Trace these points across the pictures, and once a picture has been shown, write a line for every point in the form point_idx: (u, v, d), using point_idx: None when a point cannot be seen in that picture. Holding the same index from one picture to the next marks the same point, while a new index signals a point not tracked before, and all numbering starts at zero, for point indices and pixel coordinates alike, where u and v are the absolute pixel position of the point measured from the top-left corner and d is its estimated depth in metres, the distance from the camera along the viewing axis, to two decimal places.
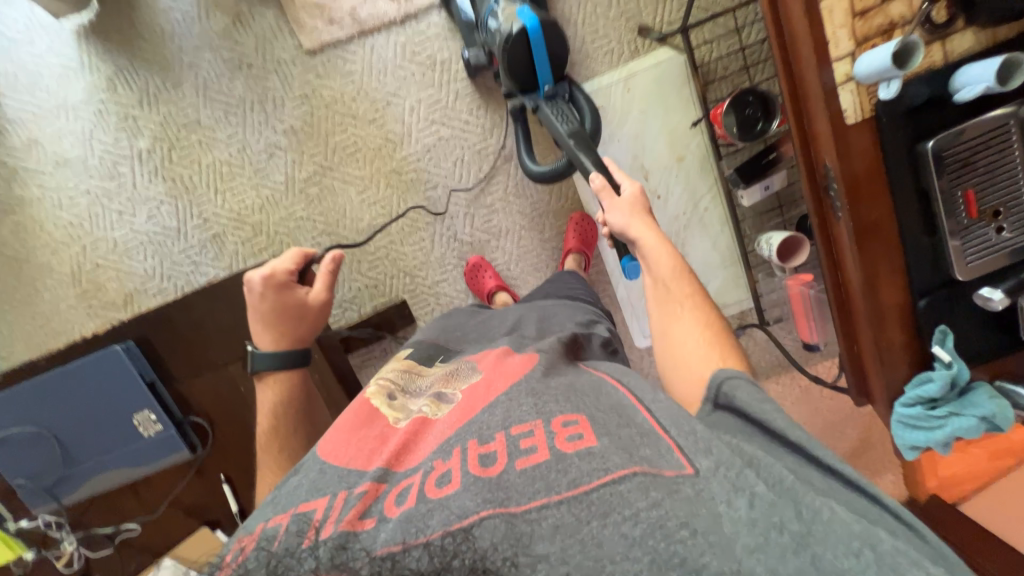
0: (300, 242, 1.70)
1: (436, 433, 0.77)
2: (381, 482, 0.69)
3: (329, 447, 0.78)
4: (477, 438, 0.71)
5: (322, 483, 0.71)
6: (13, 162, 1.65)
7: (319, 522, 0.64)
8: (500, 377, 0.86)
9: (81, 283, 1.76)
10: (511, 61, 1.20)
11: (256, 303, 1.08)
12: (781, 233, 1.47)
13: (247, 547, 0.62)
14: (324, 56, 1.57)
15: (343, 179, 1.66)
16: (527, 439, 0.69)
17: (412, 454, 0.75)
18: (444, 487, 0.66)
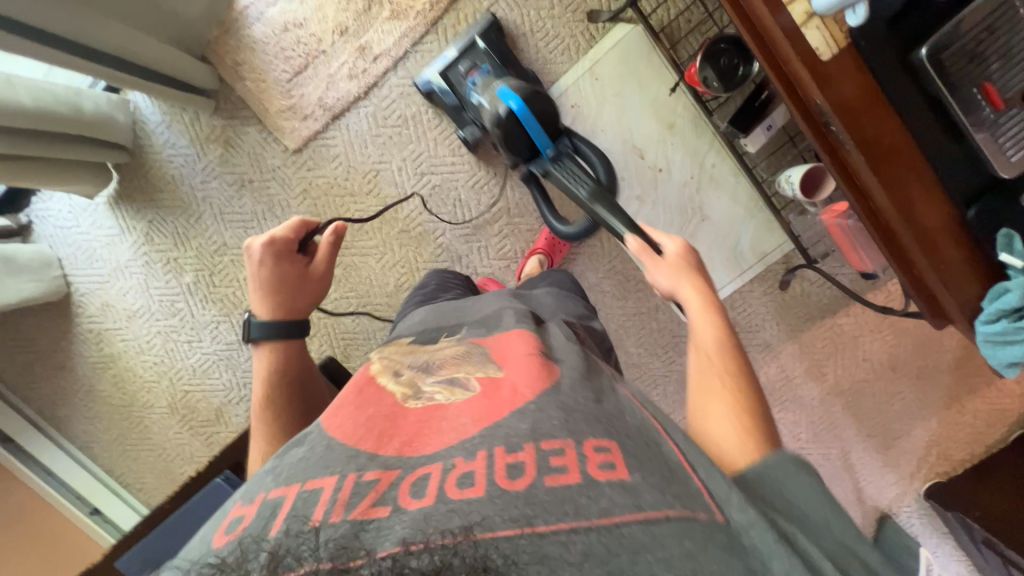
0: (342, 320, 1.81)
1: (450, 419, 0.76)
2: (392, 469, 0.68)
3: (335, 421, 0.80)
4: (505, 444, 0.68)
5: (328, 459, 0.70)
6: (96, 327, 1.89)
7: (324, 502, 0.62)
8: (527, 364, 0.87)
9: (179, 410, 1.98)
10: (509, 140, 1.24)
11: (257, 268, 1.16)
12: (799, 167, 1.38)
13: (246, 517, 0.62)
14: (309, 150, 1.66)
15: (361, 253, 1.75)
16: (556, 456, 0.67)
17: (425, 440, 0.73)
18: (466, 491, 0.62)
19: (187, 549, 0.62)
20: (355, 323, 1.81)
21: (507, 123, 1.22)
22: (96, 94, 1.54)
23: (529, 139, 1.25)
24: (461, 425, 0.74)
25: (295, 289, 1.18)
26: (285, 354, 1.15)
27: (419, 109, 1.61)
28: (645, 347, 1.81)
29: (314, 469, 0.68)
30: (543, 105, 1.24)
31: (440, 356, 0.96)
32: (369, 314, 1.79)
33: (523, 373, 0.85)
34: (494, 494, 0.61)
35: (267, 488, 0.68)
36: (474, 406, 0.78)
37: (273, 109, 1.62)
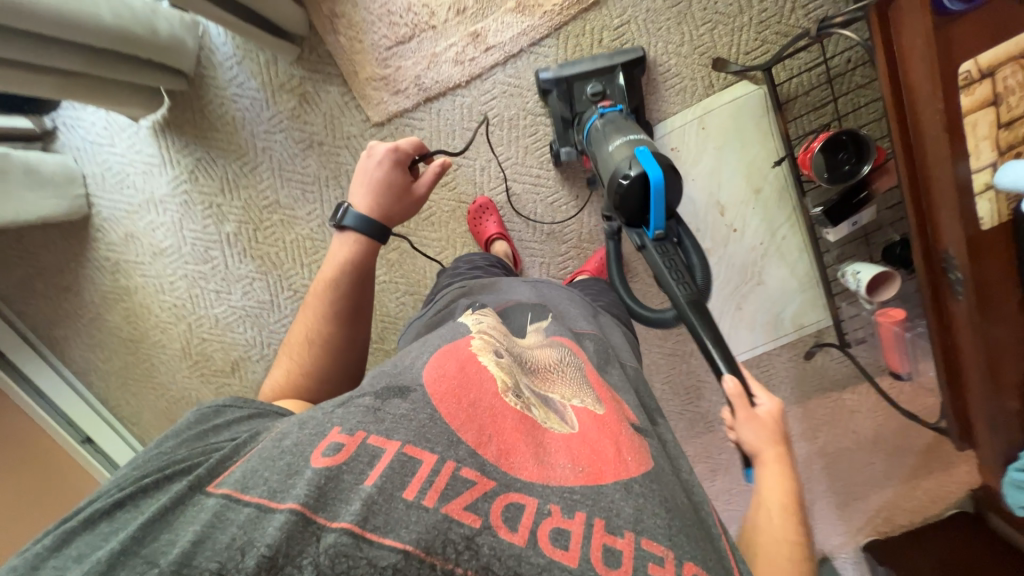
0: (387, 304, 1.76)
1: (549, 448, 0.75)
2: (490, 482, 0.67)
3: (444, 390, 0.77)
4: (608, 521, 0.67)
5: (443, 438, 0.70)
6: (115, 255, 1.75)
7: (420, 479, 0.65)
8: (618, 429, 0.82)
9: (192, 356, 1.90)
10: (623, 208, 1.11)
11: (372, 166, 1.18)
12: (870, 266, 1.45)
13: (348, 449, 0.68)
14: (392, 126, 1.55)
15: (421, 242, 1.70)
16: (654, 565, 0.64)
17: (523, 460, 0.72)
18: (559, 551, 0.63)
19: (278, 443, 0.70)
20: (399, 309, 1.76)
21: (628, 188, 1.08)
22: (169, 12, 1.36)
23: (641, 217, 1.12)
24: (560, 466, 0.72)
25: (392, 194, 1.17)
26: (363, 258, 1.16)
27: (519, 112, 1.54)
28: (669, 383, 1.92)
29: (419, 435, 0.70)
30: (672, 185, 1.08)
31: (534, 359, 0.95)
32: (416, 305, 1.74)
33: (620, 435, 0.82)
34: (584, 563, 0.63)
35: (363, 428, 0.71)
36: (575, 449, 0.76)
37: (363, 75, 1.50)
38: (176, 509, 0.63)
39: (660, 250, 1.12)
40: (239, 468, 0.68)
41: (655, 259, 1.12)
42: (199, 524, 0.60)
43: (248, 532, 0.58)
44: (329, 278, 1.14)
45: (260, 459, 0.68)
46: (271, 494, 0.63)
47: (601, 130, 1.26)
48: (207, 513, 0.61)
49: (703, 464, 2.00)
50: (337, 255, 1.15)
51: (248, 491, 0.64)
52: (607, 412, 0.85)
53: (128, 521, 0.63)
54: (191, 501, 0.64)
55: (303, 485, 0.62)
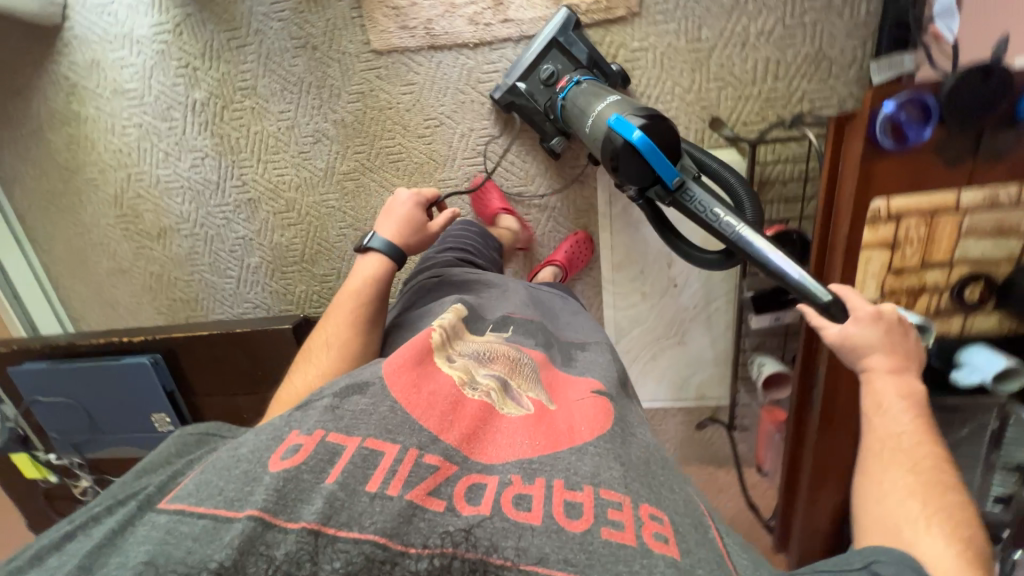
0: (328, 228, 1.76)
1: (503, 431, 0.72)
2: (451, 466, 0.64)
3: (401, 387, 0.72)
4: (567, 480, 0.64)
5: (390, 426, 0.66)
6: (75, 78, 1.68)
7: (382, 470, 0.61)
8: (574, 412, 0.79)
9: (122, 207, 1.84)
10: (629, 173, 1.09)
11: (394, 206, 1.17)
12: (774, 363, 1.50)
13: (304, 447, 0.62)
14: (390, 60, 1.52)
15: (380, 184, 1.67)
16: (616, 510, 0.62)
17: (482, 445, 0.69)
18: (522, 513, 0.60)
19: (233, 449, 0.64)
20: (338, 239, 1.78)
21: (624, 156, 1.07)
22: None
23: (652, 174, 1.09)
24: (516, 449, 0.68)
25: (411, 228, 1.16)
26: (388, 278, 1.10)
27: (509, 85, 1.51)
28: None
29: (379, 427, 0.66)
30: (667, 134, 1.07)
31: (494, 350, 0.89)
32: (355, 240, 1.75)
33: (583, 407, 0.81)
34: (550, 525, 0.59)
35: (317, 427, 0.65)
36: (531, 429, 0.72)
37: None
38: (129, 532, 0.56)
39: (687, 194, 1.09)
40: (192, 479, 0.61)
41: (687, 206, 1.10)
42: (149, 540, 0.54)
43: (204, 540, 0.52)
44: (360, 288, 1.04)
45: (213, 469, 0.61)
46: (229, 504, 0.56)
47: (592, 94, 1.25)
48: (160, 529, 0.54)
49: None
50: (362, 265, 1.09)
51: (203, 502, 0.57)
52: (559, 408, 0.80)
53: (77, 544, 0.57)
54: (140, 518, 0.58)
55: (265, 491, 0.57)
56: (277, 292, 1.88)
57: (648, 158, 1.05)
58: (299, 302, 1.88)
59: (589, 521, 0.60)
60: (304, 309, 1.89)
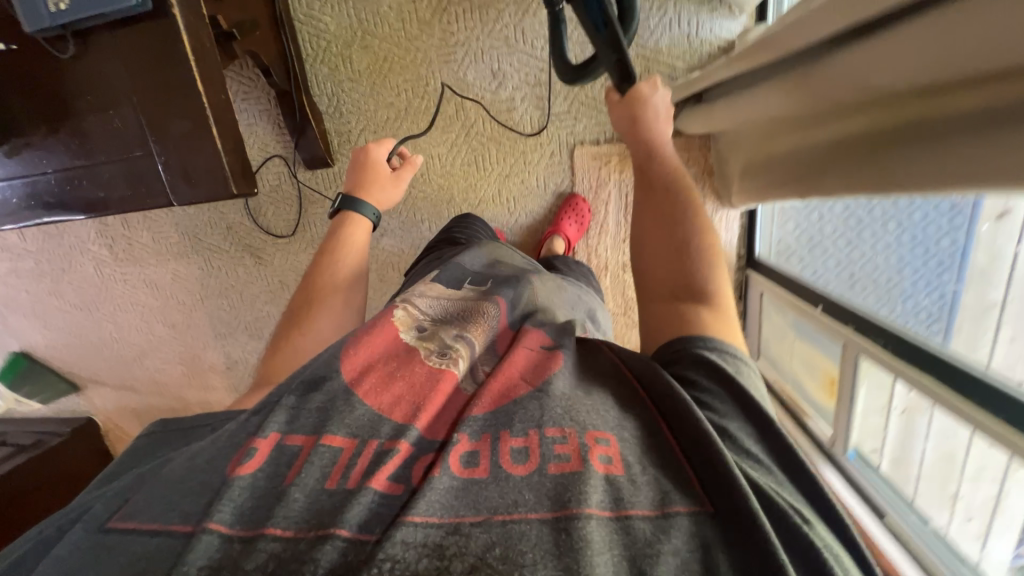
0: (402, 69, 1.59)
1: (464, 393, 0.81)
2: (409, 445, 0.72)
3: (360, 372, 0.82)
4: (510, 431, 0.70)
5: (347, 423, 0.75)
6: None
7: (340, 462, 0.70)
8: (523, 364, 0.83)
9: None
10: None
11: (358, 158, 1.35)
12: None
13: (257, 458, 0.70)
14: (561, 161, 1.63)
15: (454, 140, 1.64)
16: (563, 444, 0.67)
17: (439, 404, 0.79)
18: (469, 470, 0.66)
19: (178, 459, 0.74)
20: (392, 80, 1.61)
21: None
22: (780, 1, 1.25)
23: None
24: (472, 407, 0.76)
25: (381, 184, 1.33)
26: (360, 231, 1.28)
27: None
28: (256, 317, 2.05)
29: (340, 424, 0.74)
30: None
31: (457, 312, 0.99)
32: (393, 104, 1.63)
33: (530, 351, 0.87)
34: (500, 474, 0.65)
35: (261, 441, 0.73)
36: (486, 384, 0.80)
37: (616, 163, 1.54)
38: (75, 554, 0.62)
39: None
40: (135, 500, 0.68)
41: (575, 9, 1.01)
42: (114, 557, 0.61)
43: (158, 557, 0.61)
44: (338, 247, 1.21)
45: (164, 486, 0.69)
46: (183, 519, 0.65)
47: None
48: (100, 548, 0.62)
49: (176, 312, 2.14)
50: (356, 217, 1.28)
51: (158, 520, 0.65)
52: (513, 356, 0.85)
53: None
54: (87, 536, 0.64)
55: (230, 507, 0.64)
56: None
57: None
58: (309, 16, 1.57)
59: (537, 462, 0.65)
60: (300, 20, 1.58)
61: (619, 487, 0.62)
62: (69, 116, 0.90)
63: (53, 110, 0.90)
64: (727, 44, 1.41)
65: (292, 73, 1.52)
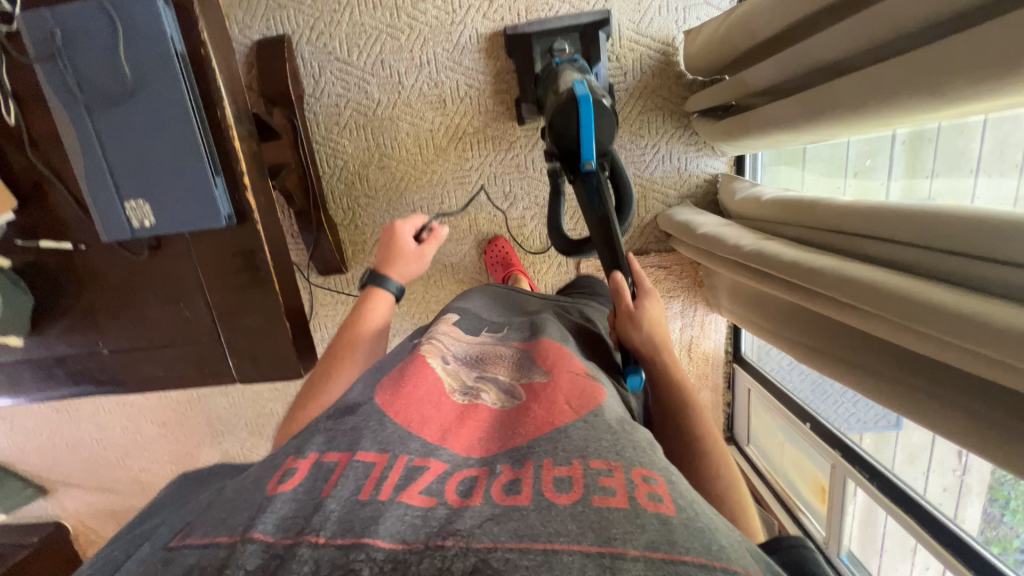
0: (417, 188, 1.69)
1: (505, 423, 0.65)
2: (443, 463, 0.56)
3: (391, 399, 0.65)
4: (553, 459, 0.56)
5: (380, 437, 0.58)
6: None
7: (375, 480, 0.53)
8: (572, 383, 0.72)
9: None
10: (558, 134, 1.10)
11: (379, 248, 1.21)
12: None
13: (301, 468, 0.56)
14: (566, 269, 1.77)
15: (466, 250, 1.75)
16: (607, 476, 0.53)
17: (472, 436, 0.62)
18: (510, 496, 0.51)
19: None
20: (406, 197, 1.70)
21: (565, 109, 1.08)
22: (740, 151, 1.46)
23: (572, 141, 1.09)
24: (511, 436, 0.61)
25: (406, 261, 1.18)
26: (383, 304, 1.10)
27: None
28: (257, 413, 2.02)
29: (371, 438, 0.58)
30: (606, 124, 1.11)
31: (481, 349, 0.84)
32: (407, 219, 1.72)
33: (570, 367, 0.76)
34: (541, 503, 0.49)
35: (317, 450, 0.58)
36: (524, 416, 0.65)
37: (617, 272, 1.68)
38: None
39: (590, 180, 1.12)
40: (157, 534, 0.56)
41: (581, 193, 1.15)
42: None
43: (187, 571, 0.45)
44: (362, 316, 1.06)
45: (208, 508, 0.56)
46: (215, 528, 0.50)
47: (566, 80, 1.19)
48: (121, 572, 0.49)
49: (167, 409, 2.06)
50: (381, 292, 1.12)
51: (199, 534, 0.50)
52: (557, 376, 0.73)
53: None
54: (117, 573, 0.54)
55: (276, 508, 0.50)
56: (335, 110, 1.64)
57: (580, 119, 1.06)
58: (327, 138, 1.65)
59: (581, 491, 0.51)
60: (319, 142, 1.66)
61: (673, 530, 0.47)
62: (134, 305, 0.93)
63: (116, 299, 0.93)
64: (712, 177, 1.63)
65: (312, 195, 1.58)
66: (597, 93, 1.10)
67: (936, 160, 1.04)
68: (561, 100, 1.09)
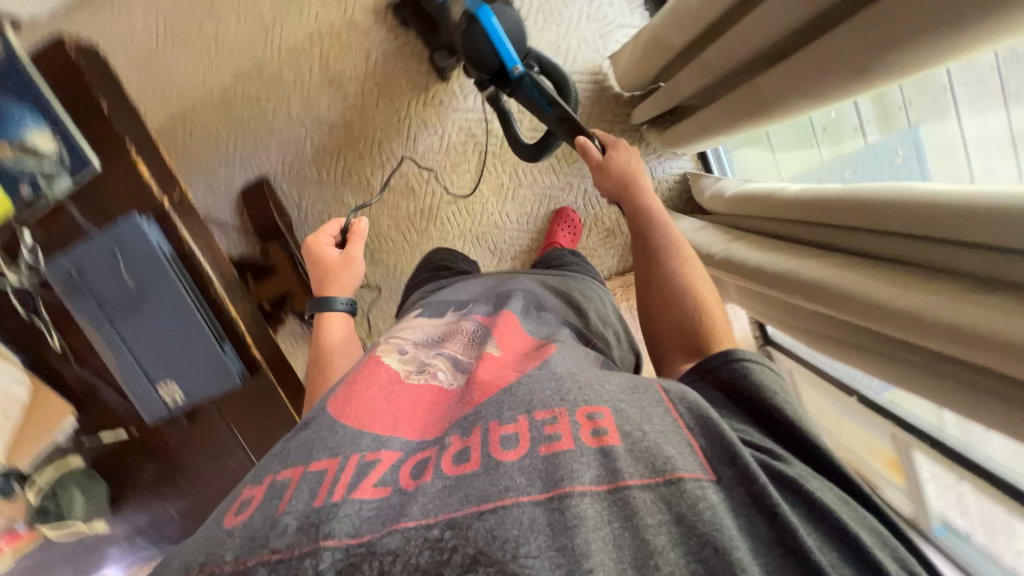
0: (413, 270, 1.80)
1: (458, 395, 0.67)
2: (395, 452, 0.59)
3: (343, 405, 0.65)
4: (500, 421, 0.59)
5: (331, 444, 0.59)
6: None
7: (328, 483, 0.54)
8: (517, 355, 0.74)
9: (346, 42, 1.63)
10: (476, 51, 1.17)
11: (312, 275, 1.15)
12: None
13: (252, 498, 0.55)
14: None
15: None
16: (554, 423, 0.57)
17: (425, 415, 0.65)
18: (461, 466, 0.54)
19: None
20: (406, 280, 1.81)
21: (475, 31, 1.15)
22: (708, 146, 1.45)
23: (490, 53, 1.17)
24: (457, 408, 0.65)
25: (337, 275, 1.12)
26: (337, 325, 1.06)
27: None
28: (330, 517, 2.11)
29: (321, 448, 0.59)
30: (508, 21, 1.20)
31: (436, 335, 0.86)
32: None
33: (518, 346, 0.78)
34: (490, 464, 0.53)
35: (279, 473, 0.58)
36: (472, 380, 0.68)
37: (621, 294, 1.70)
38: None
39: (524, 82, 1.18)
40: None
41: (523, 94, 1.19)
42: None
43: None
44: (341, 320, 1.08)
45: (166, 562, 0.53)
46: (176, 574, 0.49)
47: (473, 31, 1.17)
48: None
49: None
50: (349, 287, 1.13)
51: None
52: (500, 353, 0.75)
53: None
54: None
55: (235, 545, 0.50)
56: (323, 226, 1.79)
57: (492, 37, 1.14)
58: None
59: (527, 446, 0.55)
60: None
61: (615, 459, 0.54)
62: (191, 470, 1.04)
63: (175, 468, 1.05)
64: (682, 176, 1.65)
65: None
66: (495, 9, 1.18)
67: (902, 94, 0.99)
68: (465, 23, 1.16)
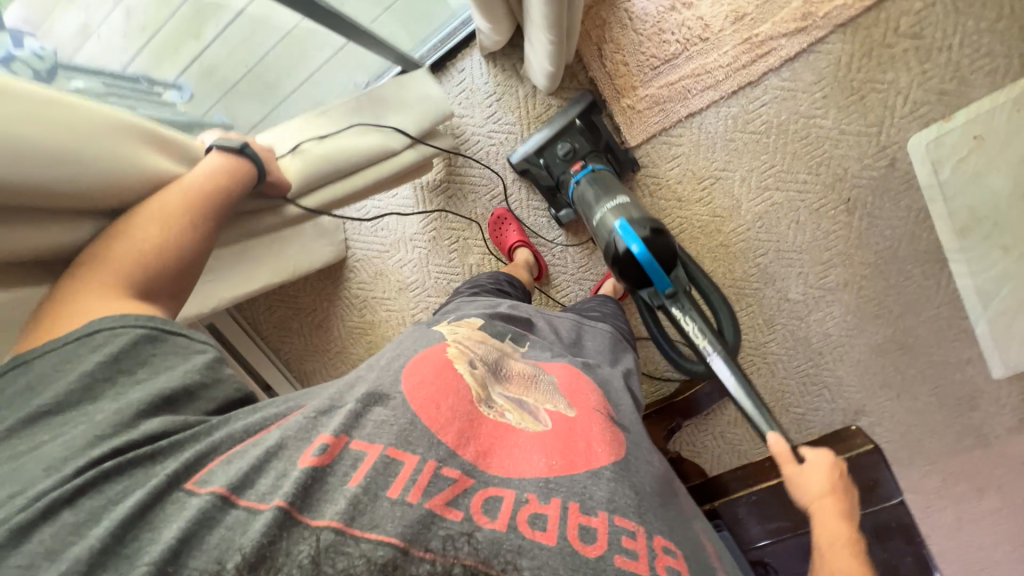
0: None
1: (527, 438, 0.46)
2: (470, 477, 0.41)
3: (418, 384, 0.47)
4: (582, 502, 0.41)
5: (411, 433, 0.42)
6: None
7: (401, 480, 0.38)
8: (600, 420, 0.51)
9: None
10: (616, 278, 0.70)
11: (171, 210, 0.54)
12: None
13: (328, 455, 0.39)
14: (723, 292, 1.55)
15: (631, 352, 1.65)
16: (629, 539, 0.39)
17: (513, 452, 0.44)
18: (536, 530, 0.38)
19: None
20: None
21: (618, 259, 0.68)
22: None
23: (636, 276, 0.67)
24: (534, 458, 0.44)
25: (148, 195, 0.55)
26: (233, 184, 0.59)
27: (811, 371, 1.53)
28: None
29: (408, 428, 0.42)
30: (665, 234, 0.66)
31: (502, 356, 0.57)
32: None
33: (595, 402, 0.54)
34: (565, 550, 0.37)
35: (342, 426, 0.41)
36: (551, 431, 0.47)
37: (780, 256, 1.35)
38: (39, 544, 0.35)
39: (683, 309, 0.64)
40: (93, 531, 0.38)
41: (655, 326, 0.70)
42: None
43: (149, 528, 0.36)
44: (193, 185, 0.56)
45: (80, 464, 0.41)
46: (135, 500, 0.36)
47: (605, 186, 0.78)
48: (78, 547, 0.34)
49: None
50: (241, 171, 0.60)
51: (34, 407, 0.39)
52: (580, 418, 0.50)
53: None
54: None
55: (251, 455, 0.39)
56: None
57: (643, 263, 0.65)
58: None
59: (603, 547, 0.38)
60: None
61: None
62: None
63: None
64: None
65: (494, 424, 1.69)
66: (650, 226, 0.67)
67: None
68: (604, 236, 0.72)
